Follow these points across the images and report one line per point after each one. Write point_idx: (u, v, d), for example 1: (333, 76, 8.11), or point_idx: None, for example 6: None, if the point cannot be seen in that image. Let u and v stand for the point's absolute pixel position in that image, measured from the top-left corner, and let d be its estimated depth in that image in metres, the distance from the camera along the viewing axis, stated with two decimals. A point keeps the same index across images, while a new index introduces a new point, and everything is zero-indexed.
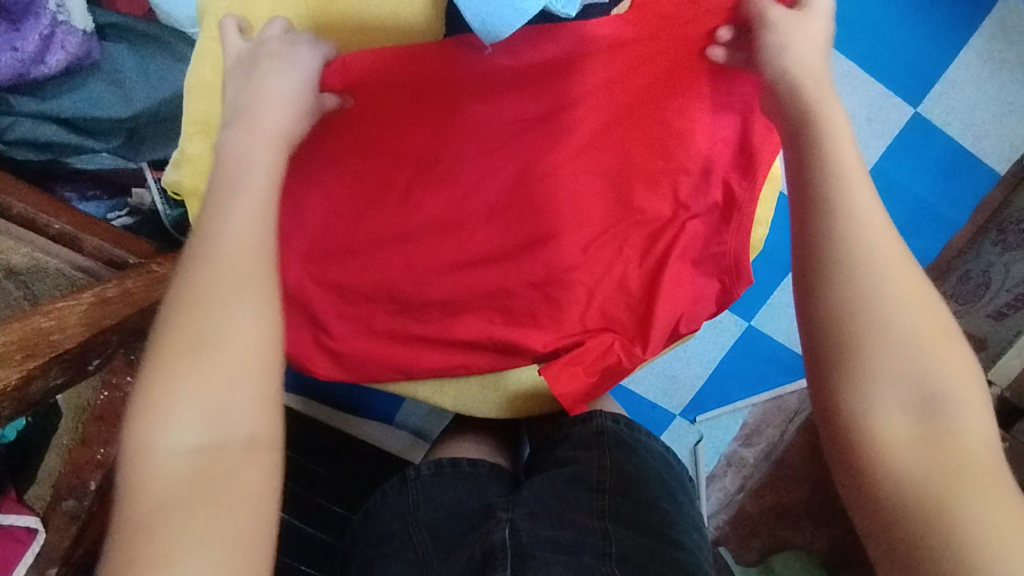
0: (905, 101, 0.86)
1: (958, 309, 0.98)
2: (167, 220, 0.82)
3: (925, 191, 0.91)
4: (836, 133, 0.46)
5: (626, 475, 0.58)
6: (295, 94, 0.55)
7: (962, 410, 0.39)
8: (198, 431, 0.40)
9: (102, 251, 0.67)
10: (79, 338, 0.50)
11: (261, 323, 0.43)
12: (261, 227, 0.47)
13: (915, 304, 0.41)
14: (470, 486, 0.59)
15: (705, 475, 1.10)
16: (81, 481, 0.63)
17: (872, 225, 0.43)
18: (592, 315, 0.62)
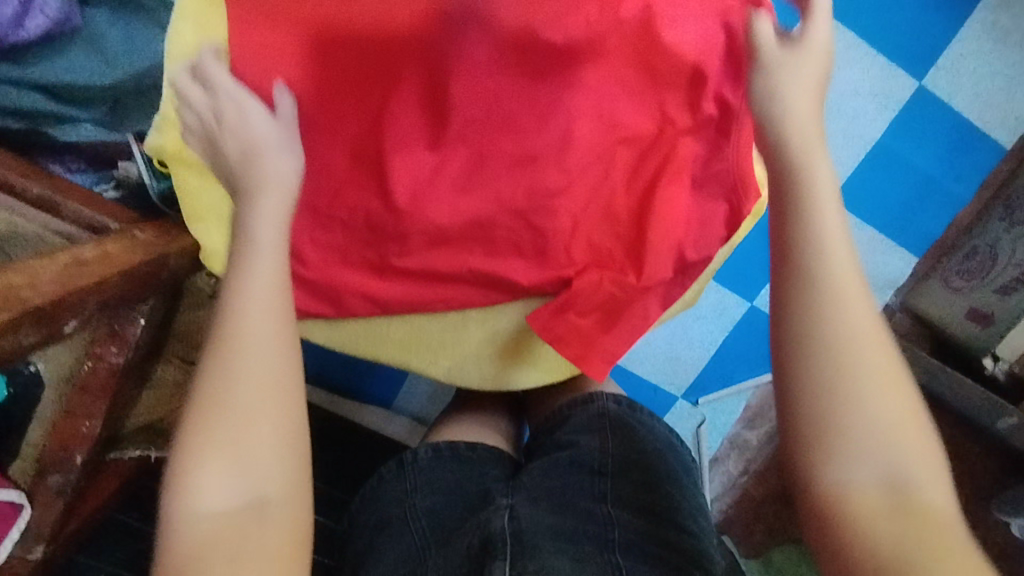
0: (908, 73, 0.83)
1: (964, 286, 0.94)
2: (155, 194, 0.72)
3: (929, 165, 0.89)
4: (810, 164, 0.47)
5: (630, 458, 0.56)
6: (267, 132, 0.55)
7: (923, 481, 0.40)
8: (225, 495, 0.41)
9: (84, 217, 0.63)
10: (54, 294, 0.45)
11: (275, 387, 0.44)
12: (278, 293, 0.48)
13: (882, 371, 0.42)
14: (469, 470, 0.57)
15: (707, 458, 1.10)
16: (67, 455, 0.62)
17: (844, 284, 0.43)
18: (578, 243, 0.61)
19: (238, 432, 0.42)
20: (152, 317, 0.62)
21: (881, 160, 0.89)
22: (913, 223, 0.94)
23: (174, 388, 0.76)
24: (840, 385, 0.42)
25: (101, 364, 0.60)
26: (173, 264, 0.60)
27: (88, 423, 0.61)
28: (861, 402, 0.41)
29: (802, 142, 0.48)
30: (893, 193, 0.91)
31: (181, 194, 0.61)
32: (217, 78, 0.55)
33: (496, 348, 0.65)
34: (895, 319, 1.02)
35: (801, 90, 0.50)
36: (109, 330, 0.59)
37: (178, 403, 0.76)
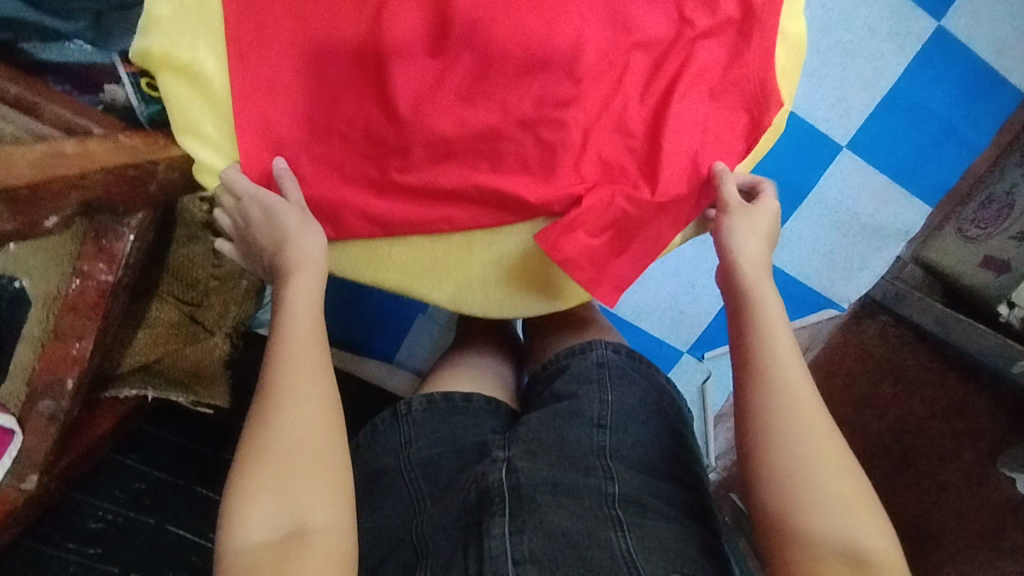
0: (927, 15, 0.96)
1: (979, 234, 1.04)
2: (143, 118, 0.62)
3: (946, 110, 1.00)
4: (759, 287, 0.54)
5: (632, 411, 0.54)
6: (286, 212, 0.54)
7: (879, 553, 0.44)
8: (266, 532, 0.42)
9: (64, 118, 0.55)
10: (28, 178, 0.43)
11: (315, 429, 0.46)
12: (317, 345, 0.50)
13: (838, 454, 0.47)
14: (465, 421, 0.55)
15: (712, 414, 1.07)
16: (58, 378, 0.57)
17: (795, 383, 0.49)
18: (588, 160, 0.57)
19: (282, 472, 0.44)
20: (144, 239, 0.57)
21: (899, 103, 0.99)
22: (927, 168, 1.03)
23: (170, 329, 0.73)
24: (802, 467, 0.46)
25: (89, 283, 0.55)
26: (163, 177, 0.53)
27: (78, 343, 0.56)
28: (823, 482, 0.46)
29: (749, 271, 0.55)
30: (908, 138, 1.01)
31: (170, 103, 0.55)
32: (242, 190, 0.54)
33: (504, 270, 0.58)
34: (907, 269, 1.10)
35: (755, 241, 0.57)
36: (98, 246, 0.54)
37: (174, 344, 0.74)
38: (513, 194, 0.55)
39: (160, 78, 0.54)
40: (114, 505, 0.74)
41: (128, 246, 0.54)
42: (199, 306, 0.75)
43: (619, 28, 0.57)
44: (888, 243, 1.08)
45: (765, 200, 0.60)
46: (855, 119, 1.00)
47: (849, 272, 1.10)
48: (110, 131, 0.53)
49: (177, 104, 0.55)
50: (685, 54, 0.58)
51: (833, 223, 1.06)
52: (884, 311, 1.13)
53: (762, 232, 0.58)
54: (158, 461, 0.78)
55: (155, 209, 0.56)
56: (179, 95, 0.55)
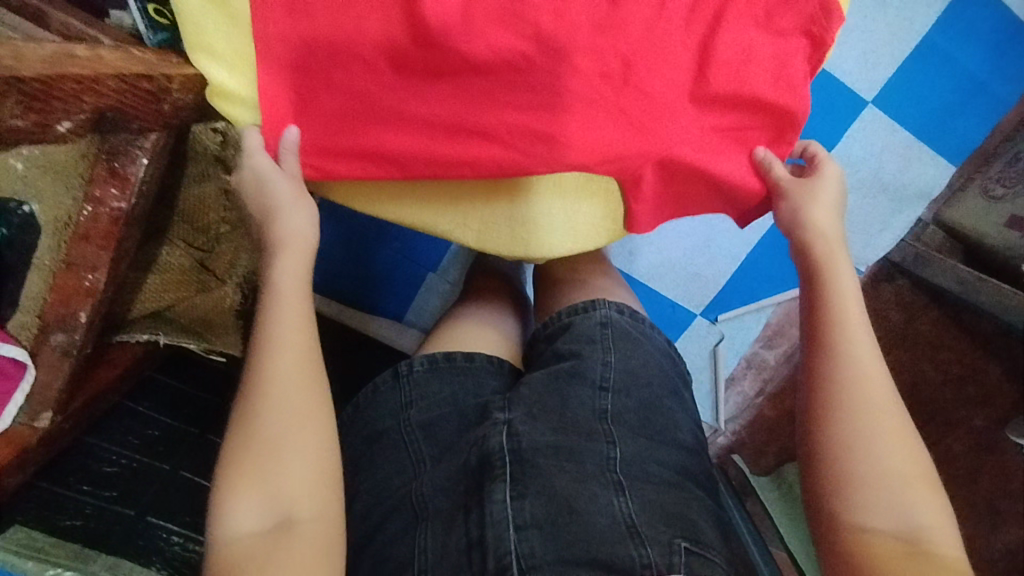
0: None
1: (1004, 194, 1.00)
2: (151, 44, 0.59)
3: (976, 65, 0.98)
4: (836, 270, 0.55)
5: (635, 375, 0.52)
6: (277, 180, 0.54)
7: (936, 534, 0.44)
8: (257, 517, 0.43)
9: (71, 27, 0.44)
10: (41, 71, 0.37)
11: (300, 416, 0.47)
12: (302, 329, 0.51)
13: (899, 435, 0.47)
14: (467, 381, 0.55)
15: (723, 378, 1.07)
16: (69, 312, 0.50)
17: (863, 364, 0.50)
18: (625, 92, 0.52)
19: (267, 461, 0.45)
20: (159, 164, 0.49)
21: (930, 57, 0.97)
22: (953, 127, 1.02)
23: (181, 274, 0.74)
24: (859, 445, 0.47)
25: (102, 211, 0.47)
26: (177, 97, 0.45)
27: (91, 276, 0.49)
28: (881, 460, 0.46)
29: (827, 253, 0.57)
30: (935, 93, 1.00)
31: (180, 16, 0.50)
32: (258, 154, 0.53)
33: (527, 215, 0.56)
34: (928, 230, 1.10)
35: (819, 208, 0.59)
36: (110, 169, 0.46)
37: (185, 291, 0.75)
38: (544, 130, 0.52)
39: None
40: (127, 450, 0.72)
41: (143, 171, 0.47)
42: (209, 253, 0.75)
43: None
44: (908, 203, 1.08)
45: (828, 161, 0.62)
46: (880, 74, 0.98)
47: (868, 233, 1.11)
48: (121, 42, 0.45)
49: (186, 17, 0.50)
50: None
51: (853, 183, 1.06)
52: (903, 274, 1.12)
53: (829, 197, 0.60)
54: (169, 406, 0.78)
55: (170, 133, 0.49)
56: (191, 7, 0.49)
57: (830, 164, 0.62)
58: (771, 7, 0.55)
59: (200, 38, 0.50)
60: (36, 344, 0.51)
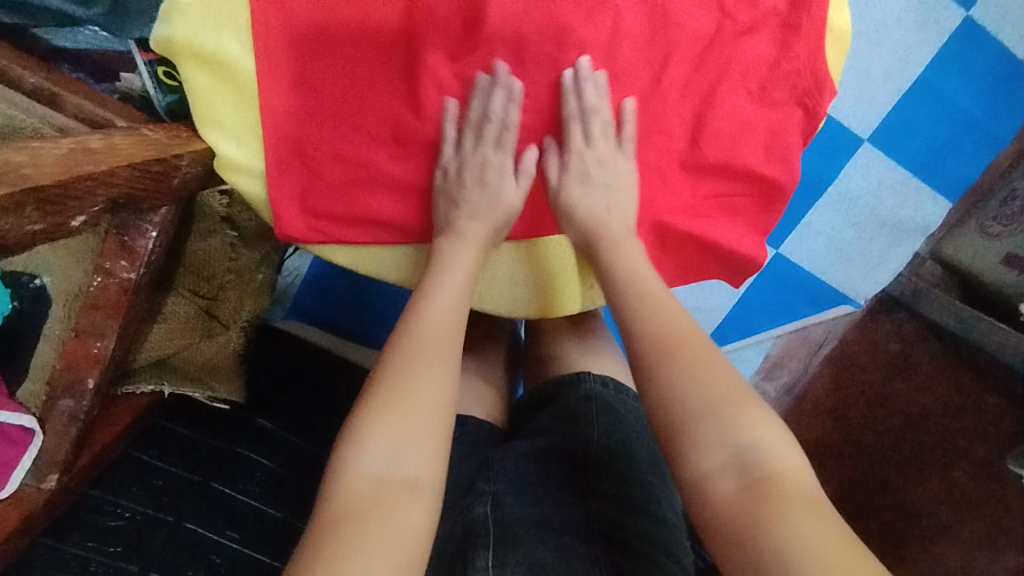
0: (961, 5, 0.94)
1: (1001, 231, 1.04)
2: (160, 107, 0.62)
3: (973, 105, 1.00)
4: (617, 232, 0.56)
5: (617, 447, 0.57)
6: (507, 197, 0.57)
7: (767, 451, 0.43)
8: (386, 468, 0.42)
9: (87, 109, 0.45)
10: (61, 175, 0.34)
11: (444, 390, 0.46)
12: (457, 312, 0.51)
13: (705, 367, 0.47)
14: (463, 446, 0.59)
15: None
16: (78, 379, 0.51)
17: (662, 315, 0.51)
18: (615, 165, 0.58)
19: (407, 416, 0.43)
20: (167, 233, 0.51)
21: (929, 95, 0.99)
22: (951, 162, 1.04)
23: (184, 322, 0.76)
24: (673, 391, 0.46)
25: (111, 281, 0.49)
26: (187, 172, 0.47)
27: (100, 343, 0.51)
28: (684, 402, 0.45)
29: (609, 236, 0.56)
30: (932, 130, 1.01)
31: (189, 92, 0.49)
32: (494, 109, 0.53)
33: (529, 271, 0.58)
34: (925, 266, 1.13)
35: (599, 191, 0.57)
36: (121, 243, 0.48)
37: (189, 338, 0.77)
38: None
39: (179, 66, 0.48)
40: (132, 503, 0.72)
41: (152, 244, 0.49)
42: (215, 300, 0.78)
43: (657, 25, 0.53)
44: (906, 238, 1.09)
45: (574, 122, 0.55)
46: (879, 111, 0.99)
47: (866, 268, 1.11)
48: (134, 121, 0.46)
49: (197, 93, 0.49)
50: (716, 52, 0.55)
51: (852, 218, 1.05)
52: (902, 308, 1.16)
53: (607, 169, 0.57)
54: (173, 454, 0.78)
55: (177, 204, 0.50)
56: (201, 86, 0.49)
57: (587, 119, 0.55)
58: (765, 81, 0.56)
59: (214, 112, 0.50)
60: (43, 407, 0.53)
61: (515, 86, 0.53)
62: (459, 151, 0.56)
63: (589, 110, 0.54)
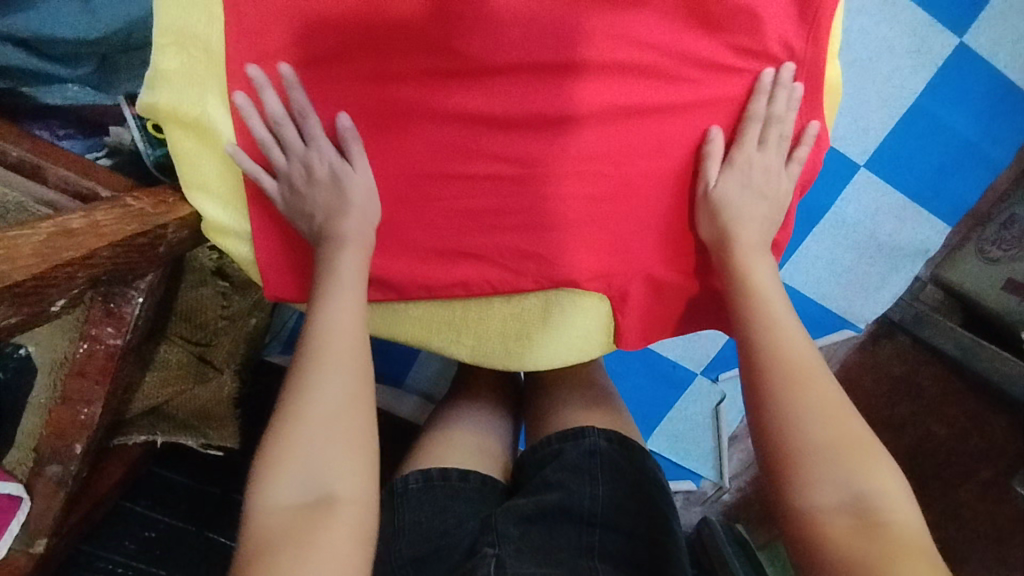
0: (953, 30, 0.93)
1: (1001, 256, 1.03)
2: (148, 160, 0.59)
3: (968, 128, 0.97)
4: (745, 248, 0.54)
5: (619, 506, 0.61)
6: (352, 183, 0.51)
7: (885, 498, 0.42)
8: (296, 491, 0.41)
9: (70, 181, 0.45)
10: (36, 264, 0.33)
11: (352, 398, 0.45)
12: (358, 313, 0.49)
13: (831, 404, 0.45)
14: (463, 504, 0.61)
15: (728, 436, 1.09)
16: (65, 444, 0.51)
17: (789, 340, 0.49)
18: (600, 217, 0.54)
19: (314, 431, 0.43)
20: (154, 296, 0.51)
21: (921, 120, 0.97)
22: (949, 187, 1.00)
23: (179, 369, 0.74)
24: (793, 420, 0.45)
25: (98, 347, 0.48)
26: (172, 238, 0.47)
27: (86, 410, 0.50)
28: (803, 434, 0.44)
29: (748, 244, 0.54)
30: (927, 157, 0.99)
31: (177, 156, 0.51)
32: (272, 109, 0.50)
33: (526, 329, 0.56)
34: (926, 290, 1.09)
35: (753, 200, 0.56)
36: (106, 310, 0.47)
37: (183, 384, 0.75)
38: (536, 250, 0.54)
39: (167, 131, 0.51)
40: None
41: (138, 309, 0.48)
42: (208, 346, 0.76)
43: (647, 83, 0.53)
44: (905, 263, 1.05)
45: (753, 124, 0.55)
46: (874, 137, 0.97)
47: (868, 291, 1.07)
48: (119, 189, 0.46)
49: (183, 159, 0.51)
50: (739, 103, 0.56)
51: (852, 242, 1.03)
52: (901, 331, 1.12)
53: (766, 177, 0.56)
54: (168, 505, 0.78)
55: (163, 267, 0.50)
56: (187, 151, 0.51)
57: (756, 122, 0.55)
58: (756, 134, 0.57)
59: (200, 176, 0.52)
60: (31, 474, 0.52)
61: (286, 74, 0.50)
62: (280, 175, 0.51)
63: (774, 117, 0.55)
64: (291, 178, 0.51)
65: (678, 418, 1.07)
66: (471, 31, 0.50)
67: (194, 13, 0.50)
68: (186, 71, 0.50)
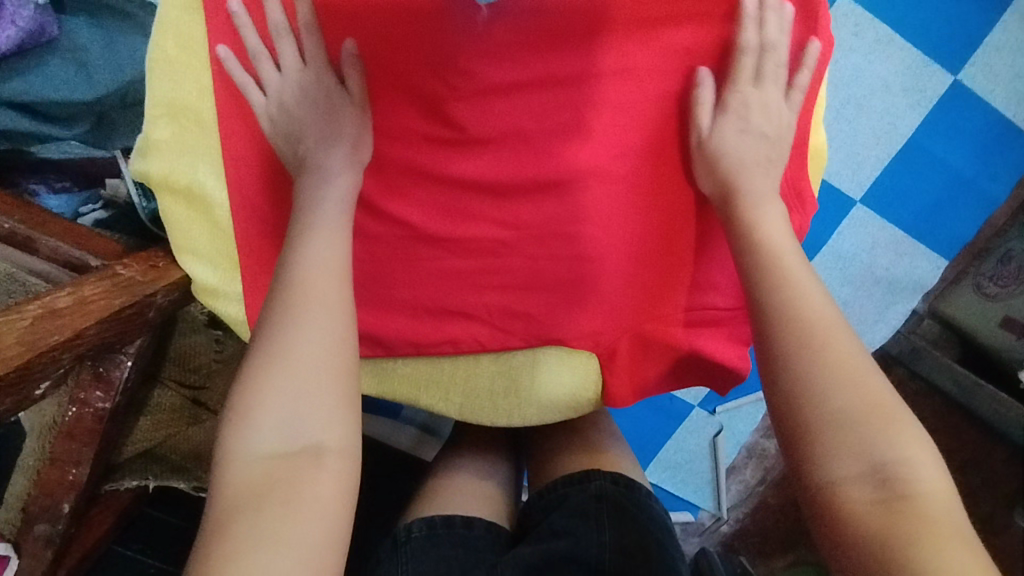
0: (946, 69, 0.91)
1: (998, 292, 1.01)
2: (141, 213, 0.59)
3: (964, 165, 0.96)
4: (758, 205, 0.51)
5: (628, 555, 0.59)
6: (350, 124, 0.52)
7: (912, 465, 0.38)
8: (278, 438, 0.39)
9: (61, 251, 0.46)
10: (23, 353, 0.35)
11: (337, 344, 0.43)
12: (339, 256, 0.47)
13: (849, 364, 0.42)
14: (461, 551, 0.61)
15: (725, 467, 1.08)
16: (54, 504, 0.51)
17: (804, 293, 0.46)
18: (590, 277, 0.54)
19: (295, 375, 0.41)
20: (142, 357, 0.51)
21: (916, 157, 0.96)
22: (945, 222, 1.00)
23: (171, 413, 0.74)
24: (811, 385, 0.42)
25: (86, 411, 0.49)
26: (160, 303, 0.47)
27: (75, 471, 0.50)
28: (823, 400, 0.41)
29: (753, 191, 0.52)
30: (921, 192, 0.98)
31: (168, 221, 0.53)
32: (279, 25, 0.50)
33: (513, 385, 0.56)
34: (924, 324, 1.09)
35: (753, 139, 0.53)
36: (94, 375, 0.48)
37: (176, 427, 0.74)
38: (523, 309, 0.54)
39: (159, 198, 0.53)
40: None
41: (127, 373, 0.48)
42: (201, 388, 0.75)
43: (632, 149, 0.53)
44: (903, 296, 1.05)
45: (748, 58, 0.52)
46: (868, 174, 0.96)
47: (865, 324, 1.07)
48: (110, 258, 0.47)
49: (176, 224, 0.53)
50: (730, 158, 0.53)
51: (847, 277, 1.03)
52: (900, 364, 1.12)
53: (770, 116, 0.54)
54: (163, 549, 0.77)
55: (152, 329, 0.50)
56: (178, 216, 0.53)
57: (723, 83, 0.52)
58: None
59: (187, 241, 0.53)
60: (19, 532, 0.52)
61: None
62: (269, 90, 0.51)
63: (767, 46, 0.52)
64: (289, 108, 0.51)
65: (675, 450, 1.07)
66: (461, 101, 0.51)
67: (182, 85, 0.51)
68: (178, 139, 0.52)
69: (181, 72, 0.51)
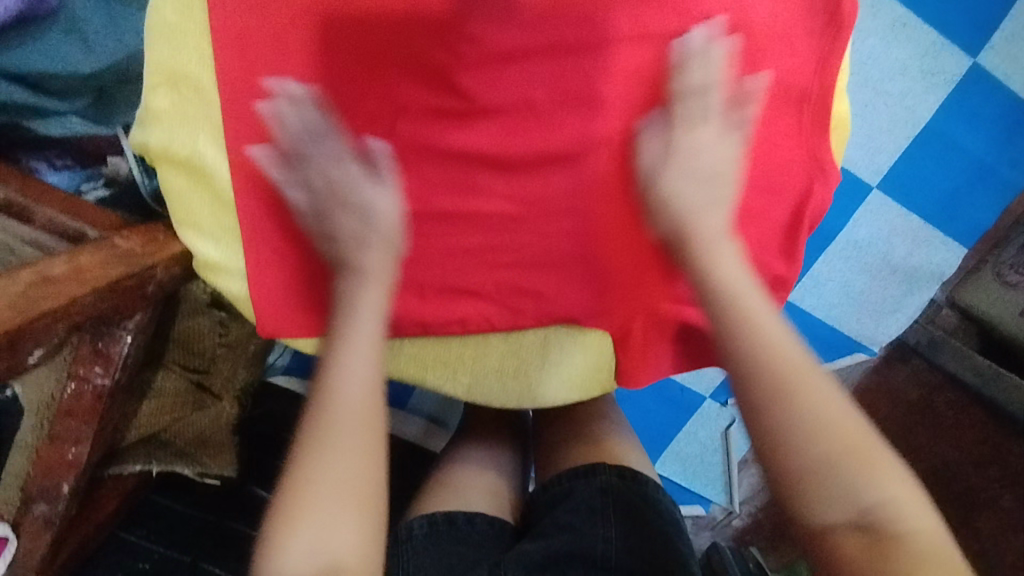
0: (964, 51, 0.89)
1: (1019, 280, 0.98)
2: (143, 189, 0.58)
3: (983, 151, 0.93)
4: (704, 242, 0.48)
5: (633, 552, 0.58)
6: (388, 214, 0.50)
7: (898, 505, 0.39)
8: (309, 566, 0.39)
9: (59, 222, 0.45)
10: (13, 319, 0.33)
11: (365, 464, 0.42)
12: (372, 365, 0.46)
13: (820, 412, 0.41)
14: (464, 551, 0.59)
15: (736, 461, 1.06)
16: (53, 484, 0.50)
17: (765, 329, 0.44)
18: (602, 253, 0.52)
19: (325, 499, 0.40)
20: (144, 333, 0.50)
21: (933, 143, 0.93)
22: (964, 209, 0.97)
23: (175, 397, 0.72)
24: (791, 433, 0.41)
25: (85, 388, 0.47)
26: (162, 277, 0.45)
27: (75, 449, 0.49)
28: (803, 450, 0.40)
29: (705, 234, 0.49)
30: (939, 180, 0.95)
31: (169, 193, 0.52)
32: (302, 123, 0.49)
33: (523, 364, 0.55)
34: (942, 314, 1.06)
35: (696, 182, 0.50)
36: (93, 350, 0.46)
37: (181, 411, 0.73)
38: (533, 287, 0.52)
39: (160, 168, 0.52)
40: None
41: (127, 348, 0.47)
42: (207, 372, 0.74)
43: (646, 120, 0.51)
44: (919, 284, 1.03)
45: (687, 99, 0.50)
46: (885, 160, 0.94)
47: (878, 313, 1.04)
48: (109, 230, 0.45)
49: (177, 197, 0.52)
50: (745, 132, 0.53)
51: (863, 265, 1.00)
52: (917, 355, 1.08)
53: (701, 155, 0.50)
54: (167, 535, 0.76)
55: (155, 304, 0.49)
56: (178, 188, 0.52)
57: (691, 98, 0.50)
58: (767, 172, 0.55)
59: (188, 216, 0.52)
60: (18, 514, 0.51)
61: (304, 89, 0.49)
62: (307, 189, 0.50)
63: (705, 87, 0.50)
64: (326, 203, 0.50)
65: (686, 443, 1.05)
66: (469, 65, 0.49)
67: (181, 52, 0.50)
68: (177, 109, 0.51)
69: (180, 39, 0.50)
